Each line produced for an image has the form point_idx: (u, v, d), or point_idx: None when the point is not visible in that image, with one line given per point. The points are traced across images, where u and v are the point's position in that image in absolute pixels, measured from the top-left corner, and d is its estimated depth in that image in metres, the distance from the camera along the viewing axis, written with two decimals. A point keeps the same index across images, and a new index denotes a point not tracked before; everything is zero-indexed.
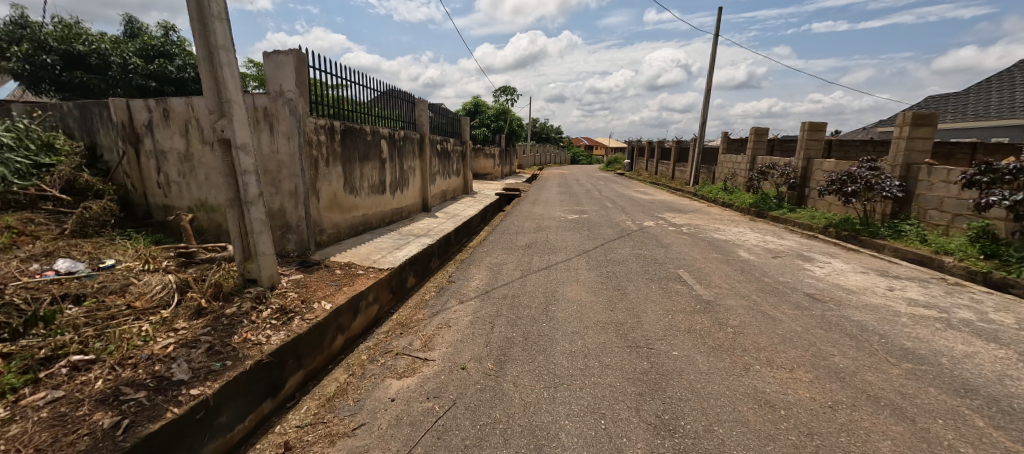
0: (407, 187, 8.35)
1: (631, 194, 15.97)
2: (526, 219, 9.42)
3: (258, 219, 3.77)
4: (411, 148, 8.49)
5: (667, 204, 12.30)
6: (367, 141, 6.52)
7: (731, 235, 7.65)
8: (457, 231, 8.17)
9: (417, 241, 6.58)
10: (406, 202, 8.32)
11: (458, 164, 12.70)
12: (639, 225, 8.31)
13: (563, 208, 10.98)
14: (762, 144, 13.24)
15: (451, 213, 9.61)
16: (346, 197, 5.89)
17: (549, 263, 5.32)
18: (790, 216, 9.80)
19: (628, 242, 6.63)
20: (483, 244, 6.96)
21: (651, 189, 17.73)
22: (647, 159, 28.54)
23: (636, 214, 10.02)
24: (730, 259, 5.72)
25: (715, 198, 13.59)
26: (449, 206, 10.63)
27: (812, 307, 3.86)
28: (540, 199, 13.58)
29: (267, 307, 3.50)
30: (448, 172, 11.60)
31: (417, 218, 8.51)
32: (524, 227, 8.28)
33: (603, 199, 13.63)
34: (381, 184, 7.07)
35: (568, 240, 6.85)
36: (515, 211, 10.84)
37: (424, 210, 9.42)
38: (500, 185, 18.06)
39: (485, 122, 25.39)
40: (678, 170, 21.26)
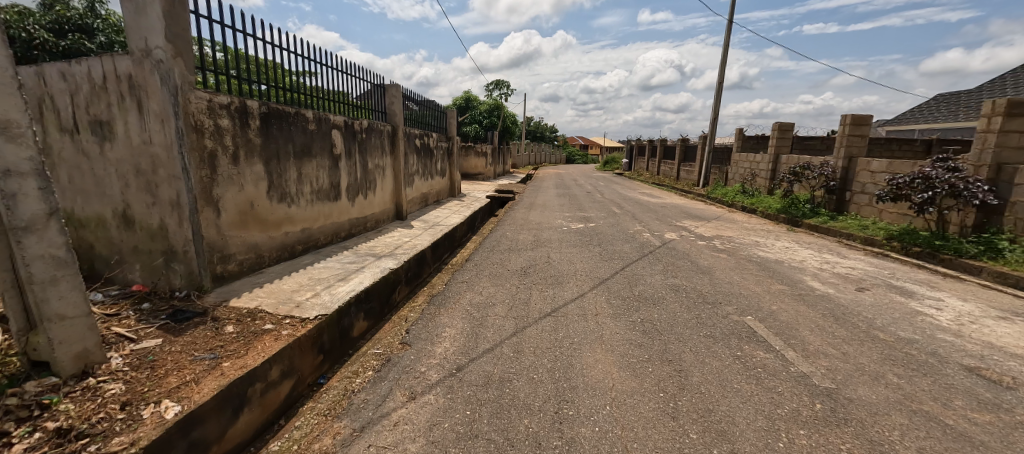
0: (373, 191, 6.67)
1: (636, 196, 14.40)
2: (521, 229, 7.82)
3: (44, 258, 2.11)
4: (378, 142, 6.80)
5: (683, 209, 10.75)
6: (308, 131, 4.84)
7: (779, 252, 6.10)
8: (436, 246, 6.53)
9: (377, 263, 4.93)
10: (371, 210, 6.64)
11: (443, 162, 11.02)
12: (660, 239, 6.73)
13: (564, 215, 9.38)
14: (787, 140, 11.72)
15: (431, 222, 7.96)
16: (271, 207, 4.23)
17: (555, 304, 3.71)
18: (833, 225, 8.27)
19: (654, 266, 5.03)
20: (465, 266, 5.33)
21: (657, 191, 16.16)
22: (647, 159, 27.02)
23: (652, 222, 8.45)
24: (801, 293, 4.17)
25: (733, 202, 12.05)
26: (429, 212, 8.96)
27: (1002, 403, 2.30)
28: (537, 203, 11.94)
29: (30, 435, 1.85)
30: (430, 172, 9.92)
31: (386, 229, 6.85)
32: (518, 240, 6.66)
33: (609, 203, 12.03)
34: (332, 188, 5.40)
35: (574, 261, 5.24)
36: (508, 219, 9.20)
37: (398, 218, 7.75)
38: (492, 186, 16.43)
39: (477, 119, 23.68)
40: (683, 170, 19.71)
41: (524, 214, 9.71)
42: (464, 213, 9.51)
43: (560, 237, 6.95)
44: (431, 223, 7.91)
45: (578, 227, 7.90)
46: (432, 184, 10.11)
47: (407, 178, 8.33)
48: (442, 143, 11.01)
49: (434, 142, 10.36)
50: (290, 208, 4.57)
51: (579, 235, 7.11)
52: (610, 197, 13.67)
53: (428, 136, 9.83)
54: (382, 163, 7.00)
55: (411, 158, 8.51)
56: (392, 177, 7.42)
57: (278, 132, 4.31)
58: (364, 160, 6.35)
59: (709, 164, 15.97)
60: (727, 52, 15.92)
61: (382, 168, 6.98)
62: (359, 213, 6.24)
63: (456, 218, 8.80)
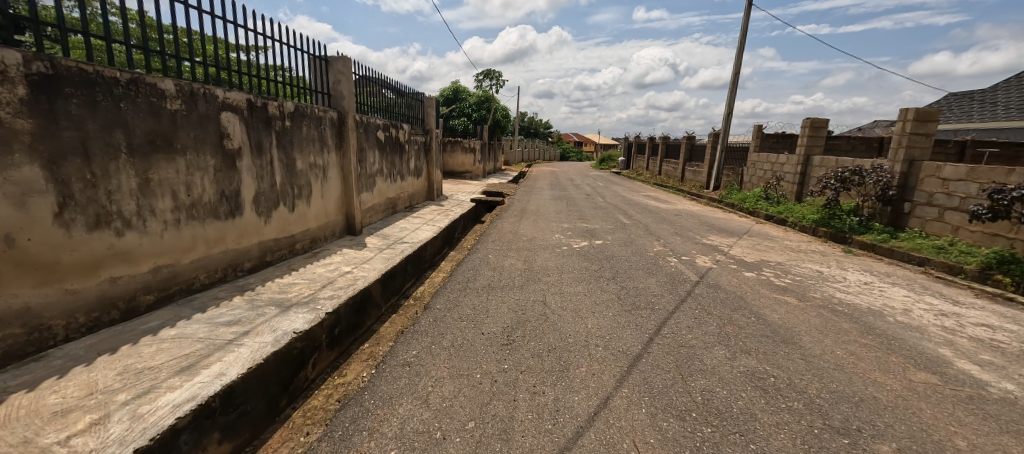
0: (304, 199, 4.85)
1: (641, 200, 12.70)
2: (508, 247, 6.06)
3: None
4: (313, 133, 4.97)
5: (702, 219, 9.08)
6: (165, 112, 3.04)
7: (860, 290, 4.45)
8: (390, 276, 4.75)
9: (279, 320, 3.15)
10: (301, 226, 4.83)
11: (418, 160, 9.21)
12: (693, 268, 5.01)
13: (561, 227, 7.63)
14: (820, 139, 10.05)
15: (392, 237, 6.17)
16: (64, 240, 2.45)
17: (560, 440, 1.97)
18: (897, 245, 6.63)
19: (705, 324, 3.30)
20: (421, 316, 3.57)
21: (663, 195, 14.51)
22: (647, 157, 25.33)
23: (674, 239, 6.75)
24: (968, 394, 2.49)
25: (757, 210, 10.39)
26: (395, 222, 7.17)
27: None
28: (527, 209, 10.17)
29: None
30: (400, 171, 8.10)
31: (324, 251, 5.05)
32: (499, 268, 4.89)
33: (613, 209, 10.33)
34: (221, 200, 3.60)
35: (583, 315, 3.48)
36: (492, 231, 7.42)
37: (349, 234, 5.95)
38: (479, 186, 14.65)
39: (466, 112, 21.80)
40: (689, 170, 18.02)
41: (512, 225, 7.94)
42: (440, 222, 7.72)
43: (558, 262, 5.20)
44: (394, 238, 6.13)
45: (579, 246, 6.15)
46: (403, 186, 8.29)
47: (365, 180, 6.52)
48: (417, 137, 9.19)
49: (407, 134, 8.53)
50: (122, 237, 2.78)
51: (584, 259, 5.39)
52: (613, 202, 11.96)
53: (399, 127, 8.01)
54: (321, 161, 5.17)
55: (371, 154, 6.68)
56: (337, 180, 5.60)
57: (86, 112, 2.53)
58: (290, 157, 4.55)
59: (721, 164, 14.30)
60: (744, 39, 14.16)
61: (320, 168, 5.16)
62: (279, 232, 4.43)
63: (428, 230, 7.01)
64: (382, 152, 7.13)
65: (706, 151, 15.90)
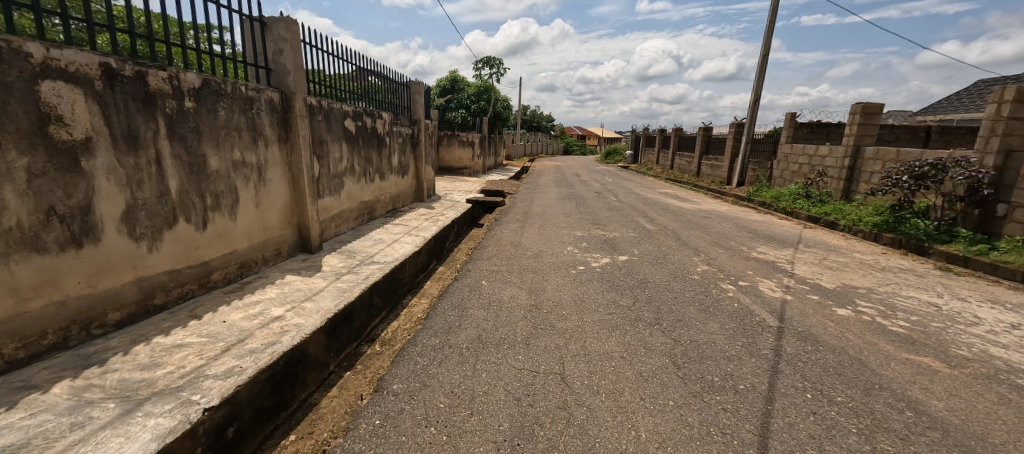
0: (224, 211, 3.51)
1: (659, 199, 11.28)
2: (507, 266, 4.68)
3: None
4: (239, 120, 3.62)
5: (738, 222, 7.69)
6: None
7: (1017, 340, 3.06)
8: (344, 318, 3.40)
9: (105, 439, 1.80)
10: (220, 249, 3.50)
11: (403, 156, 7.82)
12: (762, 302, 3.64)
13: (572, 236, 6.25)
14: (874, 127, 8.58)
15: (361, 254, 4.82)
16: None
17: None
18: (999, 257, 5.22)
19: (840, 435, 1.93)
20: (365, 407, 2.22)
21: (682, 191, 13.09)
22: (657, 150, 23.80)
23: (716, 252, 5.37)
24: None
25: (798, 210, 8.96)
26: (369, 233, 5.80)
27: None
28: (530, 210, 8.76)
29: None
30: (380, 169, 6.74)
31: (258, 282, 3.71)
32: (493, 305, 3.51)
33: (629, 210, 8.96)
34: (45, 223, 2.26)
35: (628, 411, 2.11)
36: (488, 240, 6.04)
37: (304, 252, 4.60)
38: (478, 183, 13.27)
39: (464, 103, 20.33)
40: (706, 164, 16.52)
41: (513, 231, 6.56)
42: (426, 230, 6.35)
43: (575, 292, 3.82)
44: (362, 256, 4.78)
45: (599, 264, 4.77)
46: (383, 186, 6.92)
47: (329, 181, 5.16)
48: (402, 129, 7.80)
49: (389, 124, 7.15)
50: None
51: (608, 286, 4.02)
52: (628, 201, 10.56)
53: (379, 116, 6.66)
54: (255, 159, 3.83)
55: (336, 148, 5.32)
56: (282, 183, 4.26)
57: None
58: (195, 154, 3.20)
59: (746, 157, 12.81)
60: (773, 16, 12.57)
61: (254, 167, 3.82)
62: (180, 260, 3.10)
63: (410, 241, 5.64)
64: (352, 147, 5.77)
65: (727, 143, 14.40)
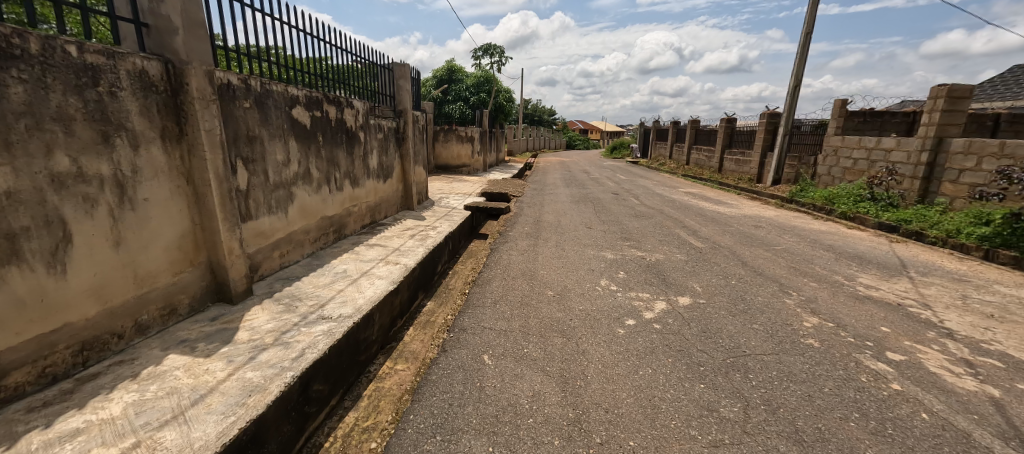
0: (34, 263, 2.02)
1: (687, 200, 9.74)
2: (520, 318, 3.17)
3: None
4: (67, 105, 2.14)
5: (802, 234, 6.16)
6: None
7: None
8: (244, 450, 1.92)
9: None
10: (29, 328, 2.02)
11: (384, 154, 6.29)
12: (960, 405, 2.14)
13: (602, 259, 4.73)
14: (961, 116, 6.97)
15: (309, 300, 3.32)
16: None
17: None
18: None
19: None
20: None
21: (709, 191, 11.53)
22: (670, 144, 22.14)
23: (810, 287, 3.86)
24: None
25: (863, 215, 7.43)
26: (333, 261, 4.31)
27: None
28: (540, 219, 7.23)
29: None
30: (351, 173, 5.23)
31: (110, 377, 2.22)
32: (504, 419, 2.02)
33: (660, 218, 7.43)
34: None
35: None
36: (491, 265, 4.52)
37: (220, 303, 3.12)
38: (478, 184, 11.72)
39: (462, 95, 18.68)
40: (729, 159, 14.92)
41: (525, 251, 5.05)
42: (412, 251, 4.85)
43: (637, 382, 2.32)
44: (311, 303, 3.28)
45: (655, 313, 3.26)
46: (357, 195, 5.41)
47: (267, 194, 3.67)
48: (383, 121, 6.27)
49: (366, 115, 5.63)
50: None
51: (686, 363, 2.51)
52: (654, 203, 9.02)
53: (349, 104, 5.13)
54: (110, 169, 2.34)
55: (280, 148, 3.82)
56: (174, 203, 2.77)
57: None
58: None
59: (783, 152, 11.19)
60: None
61: (106, 183, 2.33)
62: None
63: (387, 271, 4.14)
64: (307, 145, 4.25)
65: (759, 135, 12.78)
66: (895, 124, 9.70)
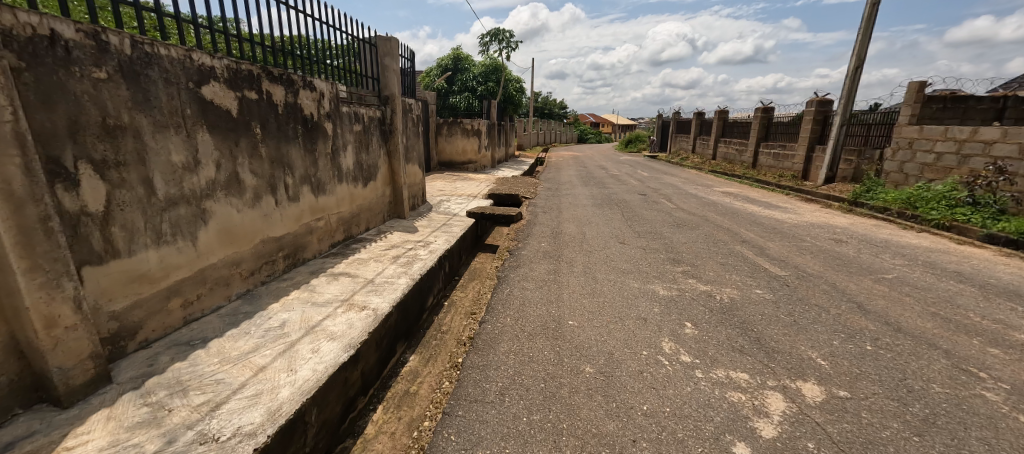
0: None
1: (729, 202, 8.30)
2: (546, 438, 1.83)
3: None
4: None
5: (904, 253, 4.71)
6: None
7: None
8: None
9: None
10: None
11: (363, 152, 4.96)
12: None
13: (653, 298, 3.37)
14: None
15: (199, 394, 2.03)
16: None
17: None
18: None
19: None
20: None
21: (749, 190, 10.05)
22: (692, 137, 20.52)
23: (996, 360, 2.45)
24: None
25: (964, 223, 5.93)
26: (271, 305, 3.02)
27: None
28: (559, 229, 5.87)
29: None
30: (311, 177, 3.92)
31: None
32: None
33: (706, 227, 6.04)
34: None
35: None
36: (498, 309, 3.18)
37: (37, 410, 1.85)
38: (484, 183, 10.40)
39: (468, 85, 17.28)
40: (766, 152, 13.35)
41: (543, 283, 3.69)
42: (389, 284, 3.53)
43: None
44: (198, 401, 1.99)
45: (775, 425, 1.90)
46: (322, 206, 4.11)
47: (151, 215, 2.38)
48: (361, 109, 4.93)
49: (335, 101, 4.31)
50: None
51: None
52: (692, 207, 7.58)
53: (308, 85, 3.81)
54: None
55: (176, 143, 2.52)
56: None
57: None
58: None
59: (839, 145, 9.62)
60: None
61: None
62: None
63: (346, 323, 2.84)
64: (231, 140, 2.94)
65: (805, 126, 11.17)
66: (981, 112, 8.21)
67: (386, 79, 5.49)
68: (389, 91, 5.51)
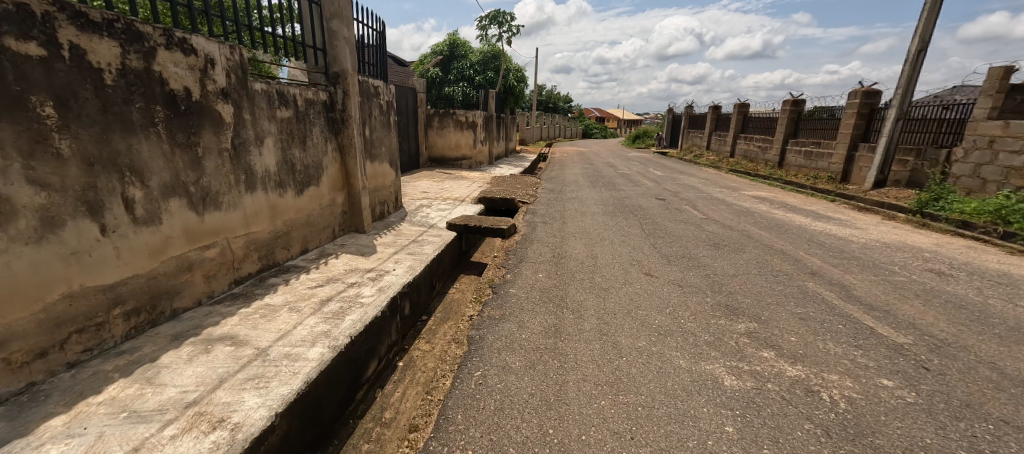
0: None
1: (766, 211, 6.92)
2: None
3: None
4: None
5: None
6: None
7: None
8: None
9: None
10: None
11: (295, 147, 3.61)
12: None
13: (719, 398, 2.01)
14: None
15: None
16: None
17: None
18: None
19: None
20: None
21: (784, 194, 8.66)
22: (708, 132, 19.01)
23: None
24: None
25: None
26: (50, 421, 1.71)
27: None
28: (563, 249, 4.51)
29: None
30: (188, 185, 2.58)
31: None
32: None
33: (752, 246, 4.67)
34: None
35: None
36: (454, 423, 1.86)
37: None
38: (477, 183, 9.05)
39: (466, 74, 15.86)
40: (795, 150, 11.89)
41: (535, 360, 2.34)
42: (289, 361, 2.21)
43: None
44: None
45: None
46: (212, 227, 2.78)
47: None
48: (294, 88, 3.56)
49: (241, 73, 2.96)
50: None
51: None
52: (725, 217, 6.20)
53: (180, 45, 2.48)
54: None
55: None
56: None
57: None
58: None
59: (893, 143, 8.19)
60: None
61: None
62: None
63: None
64: None
65: (847, 121, 9.71)
66: None
67: (335, 50, 4.09)
68: (340, 67, 4.13)
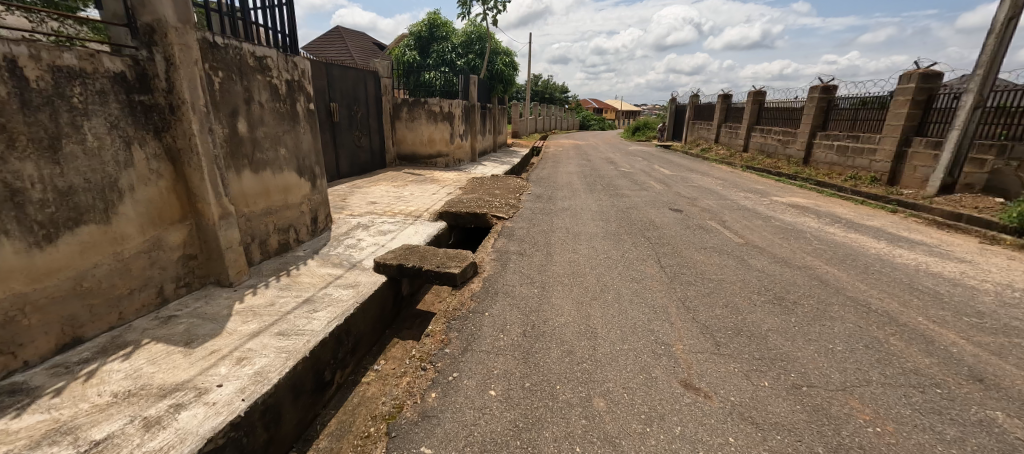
0: None
1: (818, 228, 5.23)
2: None
3: None
4: None
5: None
6: None
7: None
8: None
9: None
10: None
11: (24, 158, 1.91)
12: None
13: None
14: None
15: None
16: None
17: None
18: None
19: None
20: None
21: (825, 200, 7.00)
22: (716, 124, 17.24)
23: None
24: None
25: None
26: None
27: None
28: (541, 312, 2.82)
29: None
30: None
31: None
32: None
33: (836, 304, 2.98)
34: None
35: None
36: None
37: None
38: (447, 188, 7.31)
39: (446, 58, 14.01)
40: (825, 145, 10.16)
41: None
42: None
43: None
44: None
45: None
46: None
47: None
48: (10, 45, 1.85)
49: None
50: None
51: None
52: (770, 242, 4.52)
53: None
54: None
55: None
56: None
57: None
58: None
59: (968, 138, 6.50)
60: None
61: None
62: None
63: None
64: None
65: (898, 109, 7.99)
66: None
67: None
68: (153, 16, 2.41)
